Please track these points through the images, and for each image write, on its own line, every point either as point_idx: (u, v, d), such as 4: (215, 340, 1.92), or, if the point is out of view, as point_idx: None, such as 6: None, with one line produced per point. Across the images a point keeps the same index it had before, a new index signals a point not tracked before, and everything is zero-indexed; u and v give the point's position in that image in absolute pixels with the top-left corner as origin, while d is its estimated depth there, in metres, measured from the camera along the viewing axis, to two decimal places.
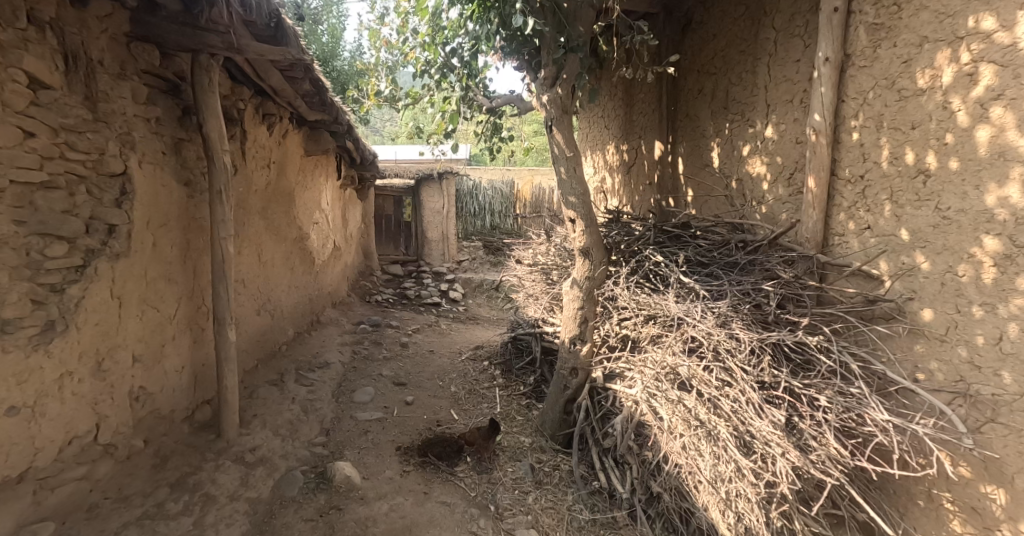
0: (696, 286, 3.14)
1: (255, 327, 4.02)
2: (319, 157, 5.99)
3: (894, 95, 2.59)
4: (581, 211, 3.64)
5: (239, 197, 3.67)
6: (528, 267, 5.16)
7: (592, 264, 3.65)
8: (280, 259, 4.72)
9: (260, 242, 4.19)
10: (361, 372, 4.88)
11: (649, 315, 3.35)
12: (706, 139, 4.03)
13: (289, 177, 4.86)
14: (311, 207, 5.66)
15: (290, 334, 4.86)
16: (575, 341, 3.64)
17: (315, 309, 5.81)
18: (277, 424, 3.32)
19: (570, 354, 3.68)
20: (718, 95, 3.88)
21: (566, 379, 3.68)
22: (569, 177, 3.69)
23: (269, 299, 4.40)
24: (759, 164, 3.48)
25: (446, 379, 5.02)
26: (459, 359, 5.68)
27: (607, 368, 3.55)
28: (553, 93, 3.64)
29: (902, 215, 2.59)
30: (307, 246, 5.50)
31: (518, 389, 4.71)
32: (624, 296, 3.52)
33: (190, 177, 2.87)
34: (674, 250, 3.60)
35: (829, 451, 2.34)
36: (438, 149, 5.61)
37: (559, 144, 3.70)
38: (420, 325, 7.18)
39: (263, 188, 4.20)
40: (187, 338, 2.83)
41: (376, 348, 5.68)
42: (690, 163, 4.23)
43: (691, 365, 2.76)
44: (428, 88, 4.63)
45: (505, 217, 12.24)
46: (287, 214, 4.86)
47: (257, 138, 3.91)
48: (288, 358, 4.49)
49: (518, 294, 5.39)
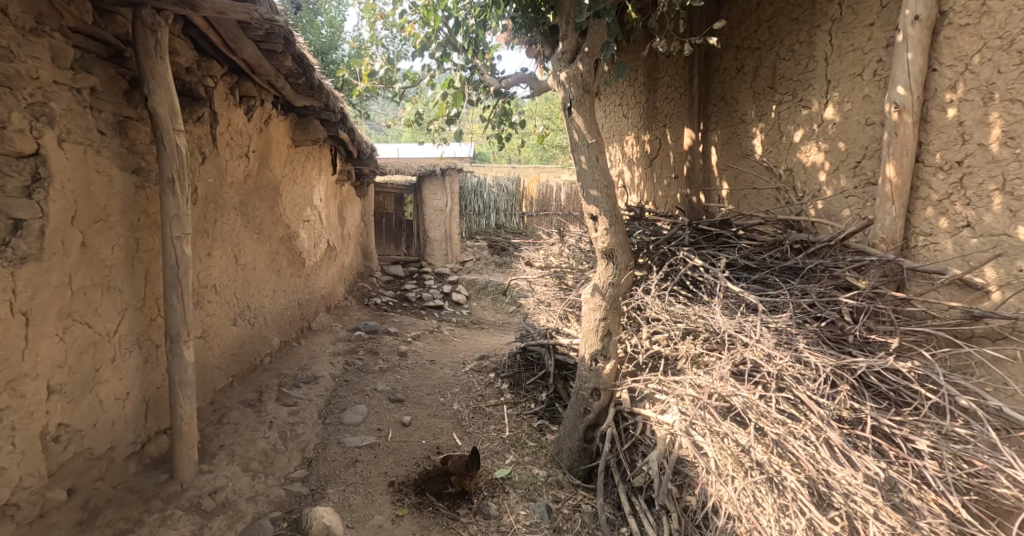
0: (747, 295, 2.60)
1: (232, 338, 3.56)
2: (312, 149, 5.49)
3: (1011, 59, 2.07)
4: (605, 207, 3.20)
5: (208, 190, 3.18)
6: (539, 269, 4.68)
7: (617, 268, 3.22)
8: (262, 261, 4.22)
9: (238, 243, 3.72)
10: (353, 387, 4.39)
11: (688, 329, 2.86)
12: (746, 124, 3.52)
13: (274, 170, 4.37)
14: (301, 203, 5.16)
15: (274, 344, 4.38)
16: (597, 356, 3.20)
17: (305, 315, 5.33)
18: (248, 457, 2.82)
19: (591, 373, 3.22)
20: (761, 73, 3.34)
21: (586, 401, 3.21)
22: (591, 167, 3.22)
23: (250, 306, 3.93)
24: (815, 152, 2.96)
25: (448, 394, 4.53)
26: (462, 370, 5.19)
27: (634, 389, 3.12)
28: (572, 69, 3.19)
29: (1019, 209, 2.07)
30: (297, 247, 5.02)
31: (528, 407, 4.22)
32: (656, 306, 3.01)
33: (138, 165, 2.39)
34: (713, 253, 3.09)
35: (943, 517, 1.81)
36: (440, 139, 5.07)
37: (578, 129, 3.21)
38: (421, 331, 6.68)
39: (240, 179, 3.70)
40: (135, 359, 2.35)
41: (372, 358, 5.20)
42: (726, 153, 3.72)
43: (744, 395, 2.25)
44: (428, 68, 4.14)
45: (511, 216, 11.77)
46: (271, 211, 4.37)
47: (231, 123, 3.41)
48: (271, 372, 4.01)
49: (528, 300, 4.89)
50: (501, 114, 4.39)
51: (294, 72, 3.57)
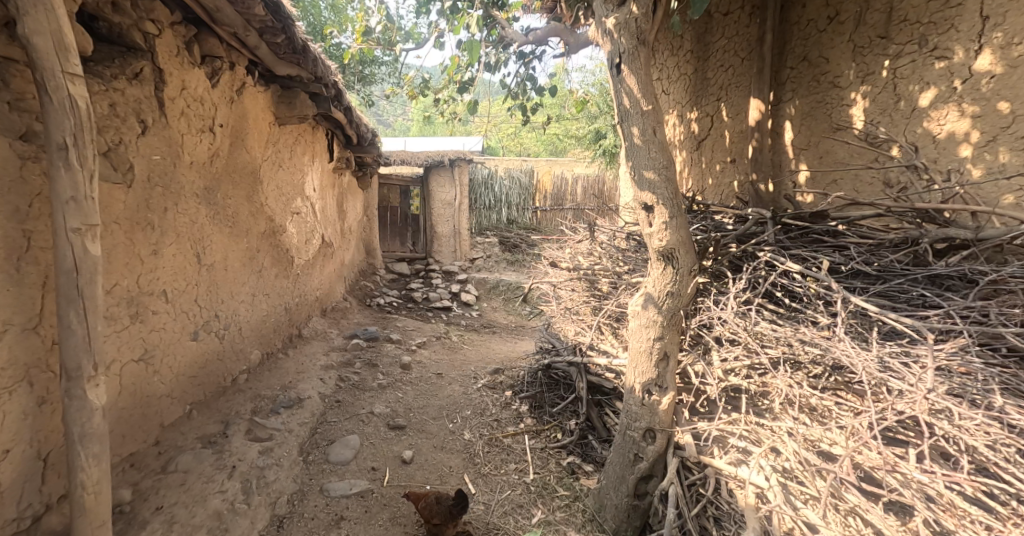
0: (886, 315, 1.79)
1: (192, 356, 2.89)
2: (302, 129, 4.77)
3: None
4: (663, 194, 2.47)
5: (155, 169, 2.48)
6: (566, 270, 3.96)
7: (678, 274, 2.51)
8: (237, 260, 3.53)
9: (203, 238, 3.03)
10: (346, 410, 3.69)
11: (787, 358, 2.10)
12: (840, 89, 2.74)
13: (252, 150, 3.66)
14: (289, 192, 4.46)
15: (253, 358, 3.71)
16: (651, 387, 2.51)
17: (295, 321, 4.65)
18: (193, 525, 2.19)
19: (644, 409, 2.52)
20: (869, 18, 2.57)
21: (638, 445, 2.50)
22: (645, 142, 2.49)
23: (219, 315, 3.25)
24: (953, 117, 2.23)
25: (458, 418, 3.84)
26: (474, 387, 4.48)
27: (700, 431, 2.43)
28: (623, 12, 2.43)
29: None
30: (283, 243, 4.32)
31: (555, 438, 3.52)
32: (734, 325, 2.26)
33: (23, 128, 1.71)
34: (809, 255, 2.32)
35: None
36: (447, 113, 4.34)
37: (630, 93, 2.48)
38: (427, 336, 5.98)
39: (203, 159, 2.99)
40: (20, 401, 1.69)
41: (371, 371, 4.51)
42: (807, 129, 2.97)
43: (923, 476, 1.42)
44: (436, 26, 3.40)
45: (523, 210, 11.06)
46: (249, 200, 3.67)
47: (186, 86, 2.70)
48: (246, 395, 3.32)
49: (552, 308, 4.17)
50: (529, 77, 3.64)
51: (270, 26, 2.86)
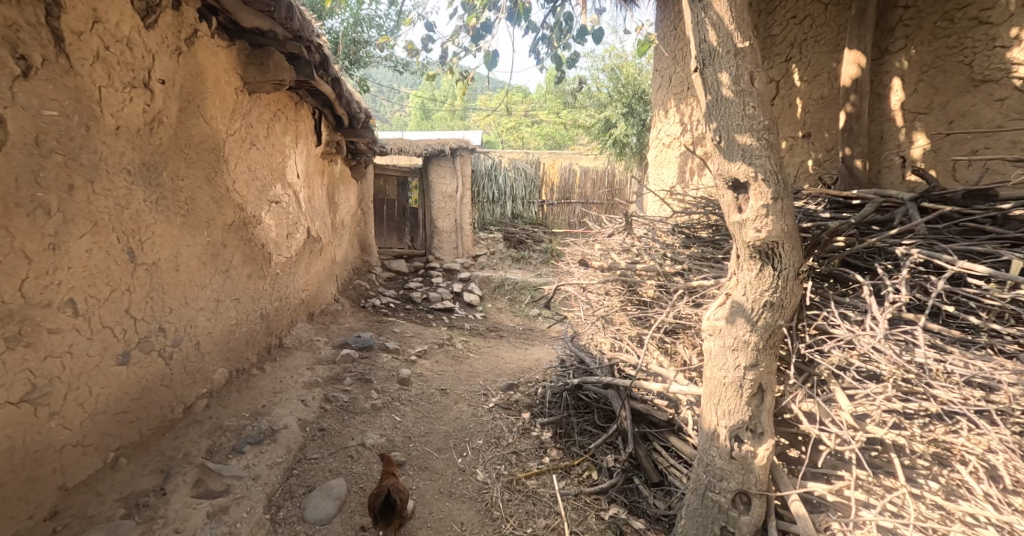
0: None
1: (123, 386, 2.17)
2: (282, 103, 4.06)
3: None
4: (764, 165, 1.78)
5: (49, 129, 1.81)
6: (599, 270, 3.26)
7: (781, 278, 1.81)
8: (197, 259, 2.81)
9: (141, 230, 2.31)
10: (331, 442, 2.97)
11: (984, 409, 1.40)
12: (991, 28, 2.11)
13: (213, 121, 2.92)
14: (266, 177, 3.74)
15: (217, 378, 3.00)
16: (741, 435, 1.84)
17: (275, 329, 3.94)
18: None
19: (734, 465, 1.85)
20: None
21: (727, 515, 1.85)
22: (739, 93, 1.80)
23: (166, 329, 2.52)
24: None
25: (468, 450, 3.15)
26: (485, 407, 3.77)
27: (818, 499, 1.75)
28: None
29: None
30: (258, 237, 3.59)
31: (591, 479, 2.84)
32: (885, 353, 1.55)
33: None
34: (987, 252, 1.63)
35: None
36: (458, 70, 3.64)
37: (718, 24, 1.80)
38: (428, 344, 5.24)
39: (138, 125, 2.27)
40: None
41: (363, 387, 3.80)
42: (931, 86, 2.30)
43: None
44: None
45: (528, 204, 10.39)
46: (212, 184, 2.94)
47: (102, 18, 2.02)
48: (202, 427, 2.62)
49: (579, 315, 3.47)
50: (562, 26, 3.07)
51: None
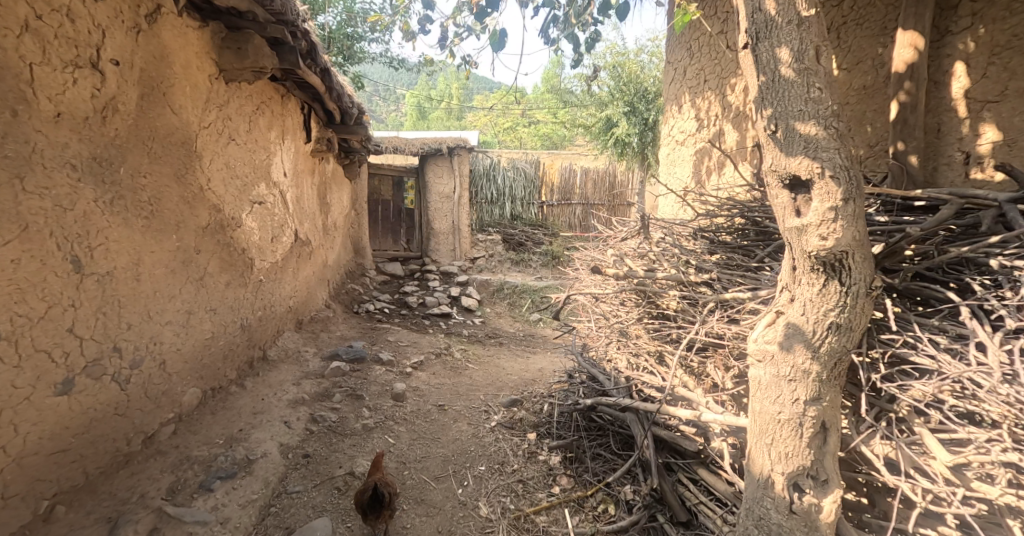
0: None
1: (62, 419, 1.86)
2: (267, 95, 3.74)
3: None
4: (833, 158, 1.45)
5: None
6: (614, 278, 2.94)
7: (852, 295, 1.47)
8: (165, 266, 2.48)
9: (90, 234, 1.98)
10: (316, 471, 2.64)
11: None
12: None
13: (183, 111, 2.58)
14: (248, 175, 3.41)
15: (189, 399, 2.68)
16: (803, 485, 1.54)
17: (258, 341, 3.61)
18: None
19: (794, 521, 1.55)
20: None
21: None
22: (800, 71, 1.49)
23: (124, 348, 2.18)
24: None
25: (469, 479, 2.82)
26: (488, 426, 3.45)
27: None
28: None
29: None
30: (238, 240, 3.26)
31: (609, 514, 2.53)
32: (997, 395, 1.25)
33: None
34: None
35: None
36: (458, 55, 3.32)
37: None
38: (424, 354, 4.91)
39: (85, 113, 1.95)
40: None
41: (353, 404, 3.47)
42: (1005, 71, 2.00)
43: None
44: None
45: (528, 204, 10.06)
46: (183, 183, 2.61)
47: None
48: (166, 460, 2.30)
49: (591, 327, 3.16)
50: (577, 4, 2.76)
51: None
